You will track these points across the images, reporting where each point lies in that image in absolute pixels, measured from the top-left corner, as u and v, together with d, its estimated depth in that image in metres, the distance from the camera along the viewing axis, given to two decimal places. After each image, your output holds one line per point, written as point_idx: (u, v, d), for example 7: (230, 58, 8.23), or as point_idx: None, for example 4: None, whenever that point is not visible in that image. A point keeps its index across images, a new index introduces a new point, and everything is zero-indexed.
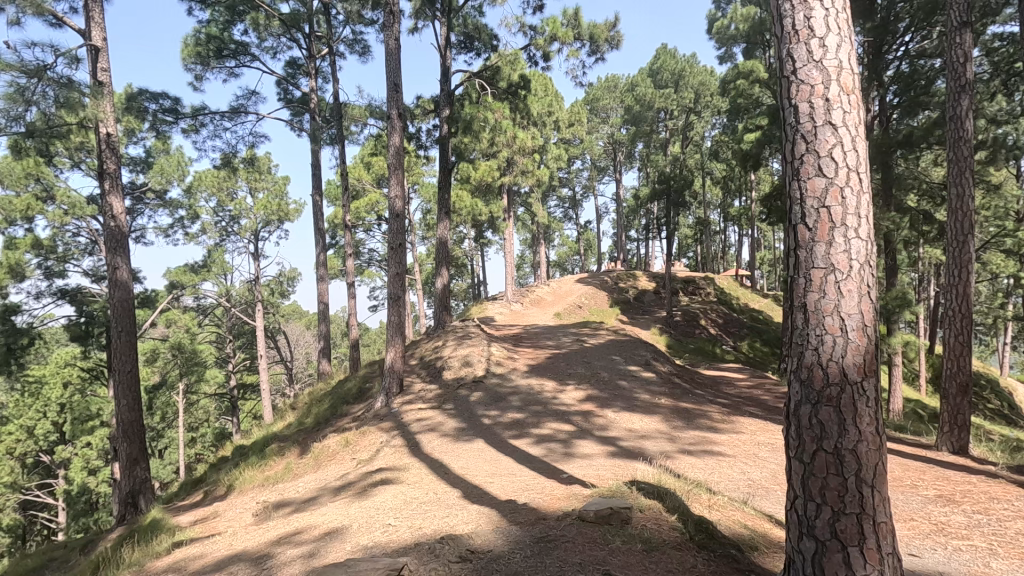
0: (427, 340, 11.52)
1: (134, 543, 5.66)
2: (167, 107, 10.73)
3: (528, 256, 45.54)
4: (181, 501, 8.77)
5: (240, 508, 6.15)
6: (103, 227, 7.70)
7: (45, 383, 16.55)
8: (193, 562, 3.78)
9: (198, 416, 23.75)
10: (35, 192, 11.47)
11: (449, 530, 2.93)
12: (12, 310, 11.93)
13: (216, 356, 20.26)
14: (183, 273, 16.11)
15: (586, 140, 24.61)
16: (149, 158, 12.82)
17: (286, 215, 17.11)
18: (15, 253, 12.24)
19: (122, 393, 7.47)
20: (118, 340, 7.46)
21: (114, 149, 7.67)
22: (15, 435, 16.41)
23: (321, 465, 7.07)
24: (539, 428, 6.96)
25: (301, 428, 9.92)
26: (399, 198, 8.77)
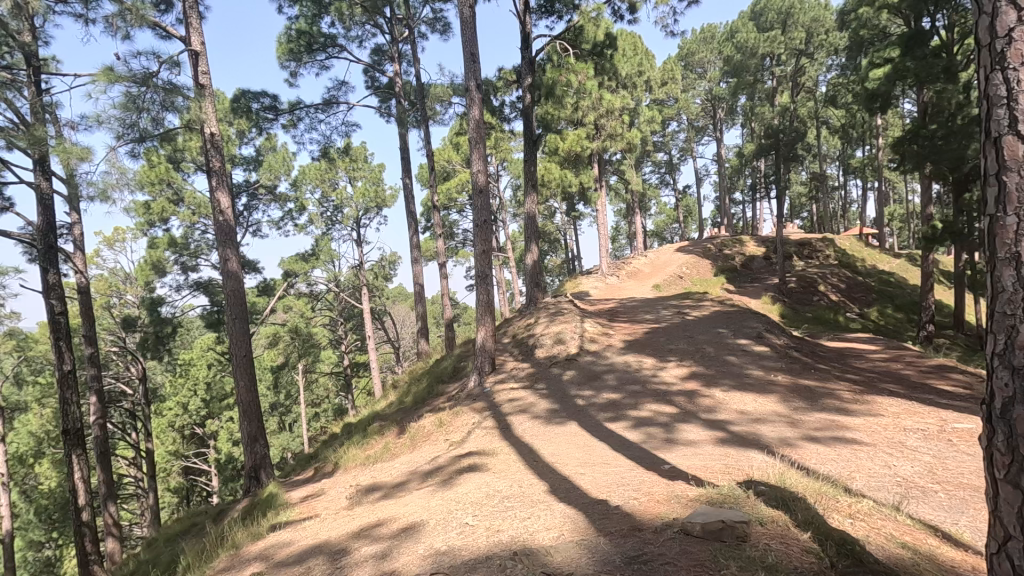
0: (519, 318, 11.25)
1: (248, 518, 5.97)
2: (268, 105, 11.17)
3: (623, 228, 44.06)
4: (297, 476, 9.26)
5: (341, 488, 6.31)
6: (213, 223, 8.00)
7: (193, 365, 18.38)
8: (284, 548, 4.20)
9: (318, 393, 25.68)
10: (168, 196, 12.28)
11: (526, 539, 2.76)
12: (157, 302, 13.02)
13: (329, 339, 21.58)
14: (295, 262, 16.97)
15: (681, 99, 22.81)
16: (259, 156, 13.47)
17: (383, 201, 17.53)
18: (156, 251, 13.21)
19: (238, 375, 7.83)
20: (233, 329, 7.80)
21: (218, 148, 7.90)
22: (173, 410, 18.48)
23: (417, 445, 7.08)
24: (638, 410, 6.43)
25: (402, 406, 10.13)
26: (482, 171, 8.42)
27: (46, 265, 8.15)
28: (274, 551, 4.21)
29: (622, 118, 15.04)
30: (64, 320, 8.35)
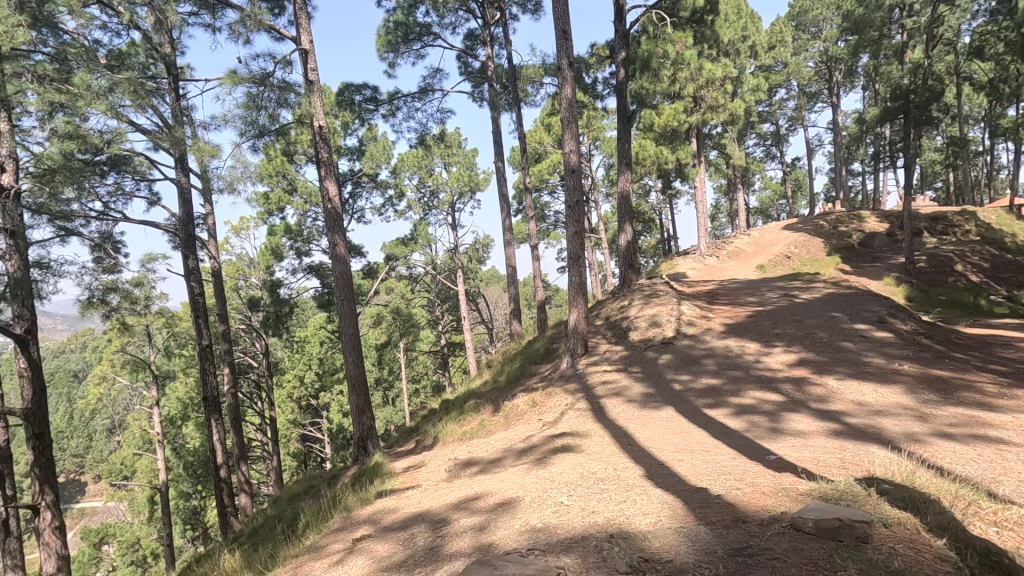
0: (613, 300, 11.07)
1: (358, 484, 6.47)
2: (369, 97, 11.73)
3: (724, 205, 41.62)
4: (400, 447, 9.84)
5: (440, 461, 6.64)
6: (323, 210, 8.58)
7: (308, 341, 20.04)
8: (390, 515, 4.50)
9: (418, 370, 27.00)
10: (283, 186, 13.33)
11: (622, 522, 2.74)
12: (277, 284, 14.26)
13: (428, 319, 22.55)
14: (396, 246, 17.78)
15: (792, 63, 20.96)
16: (362, 146, 14.21)
17: (477, 185, 17.86)
18: (275, 238, 14.45)
19: (347, 352, 8.40)
20: (341, 309, 8.36)
21: (326, 140, 8.42)
22: (291, 382, 20.32)
23: (511, 424, 7.25)
24: (740, 396, 6.11)
25: (496, 385, 10.40)
26: (574, 151, 8.30)
27: (187, 251, 9.21)
28: (381, 516, 4.53)
29: (724, 88, 14.11)
30: (203, 300, 9.41)
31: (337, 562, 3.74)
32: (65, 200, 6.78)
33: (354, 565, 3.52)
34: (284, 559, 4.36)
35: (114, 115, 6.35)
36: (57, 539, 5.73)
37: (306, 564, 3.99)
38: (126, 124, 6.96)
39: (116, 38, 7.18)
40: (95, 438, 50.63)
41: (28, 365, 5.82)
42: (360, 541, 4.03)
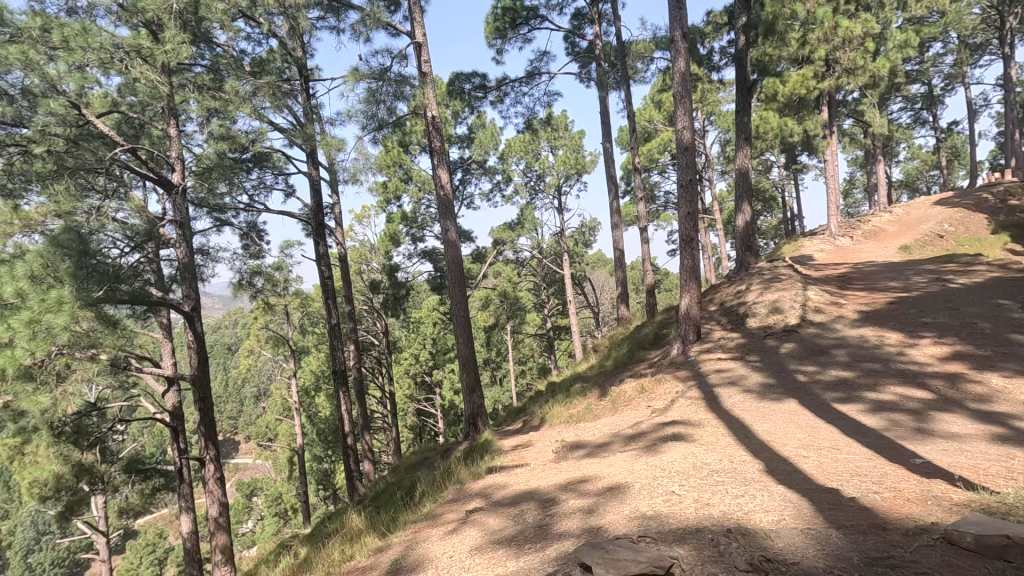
0: (729, 284, 10.44)
1: (470, 459, 6.77)
2: (478, 84, 11.97)
3: (860, 179, 37.29)
4: (508, 426, 10.12)
5: (547, 442, 6.74)
6: (435, 197, 8.95)
7: (422, 322, 21.18)
8: (500, 491, 4.67)
9: (524, 352, 27.48)
10: (400, 176, 14.08)
11: (741, 518, 2.61)
12: (395, 269, 15.17)
13: (534, 302, 22.80)
14: (503, 230, 18.10)
15: (951, 12, 18.09)
16: (471, 133, 14.57)
17: (584, 167, 17.59)
18: (393, 225, 15.36)
19: (458, 333, 8.74)
20: (453, 291, 8.71)
21: (438, 129, 8.74)
22: (408, 360, 21.65)
23: (618, 409, 7.17)
24: (877, 392, 5.51)
25: (603, 370, 10.30)
26: (688, 127, 7.88)
27: (317, 239, 10.10)
28: (492, 491, 4.72)
29: (864, 47, 12.56)
30: (331, 283, 10.28)
31: (452, 530, 3.97)
32: (219, 194, 7.71)
33: (468, 535, 3.72)
34: (405, 523, 4.72)
35: (258, 117, 7.08)
36: (219, 489, 6.68)
37: (424, 530, 4.27)
38: (267, 124, 7.72)
39: (257, 47, 7.97)
40: (246, 403, 57.88)
41: (194, 338, 6.75)
42: (473, 513, 4.23)
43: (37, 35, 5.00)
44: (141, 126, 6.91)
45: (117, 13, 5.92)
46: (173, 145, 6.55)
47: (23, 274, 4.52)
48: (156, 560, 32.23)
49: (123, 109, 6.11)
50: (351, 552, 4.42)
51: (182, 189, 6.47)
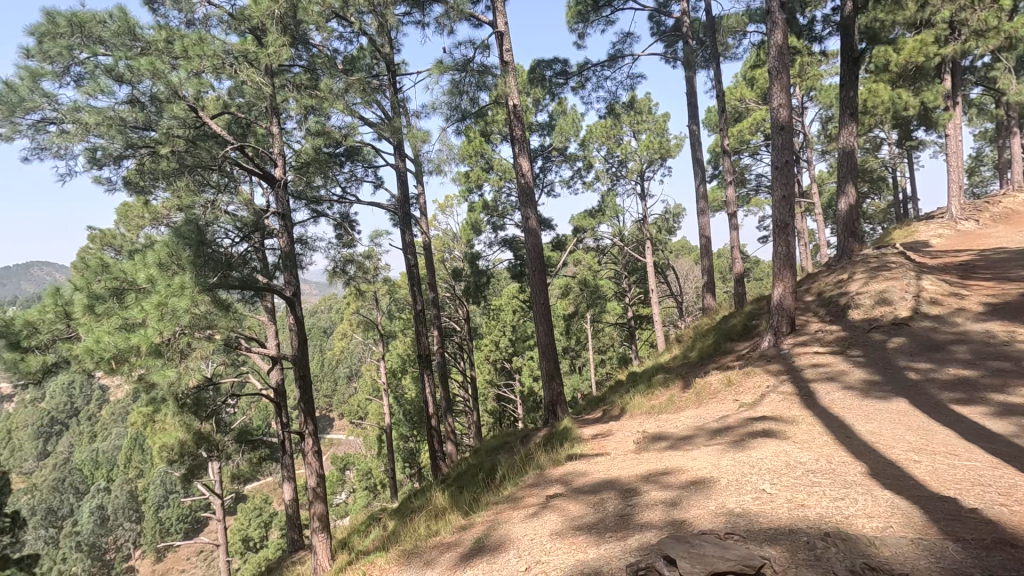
0: (828, 273, 9.69)
1: (549, 445, 6.83)
2: (559, 71, 11.84)
3: (990, 155, 33.03)
4: (587, 415, 10.08)
5: (628, 432, 6.66)
6: (516, 185, 8.99)
7: (503, 309, 21.47)
8: (579, 478, 4.69)
9: (604, 341, 27.12)
10: (482, 165, 14.28)
11: (840, 522, 2.45)
12: (476, 257, 15.46)
13: (615, 291, 22.39)
14: (584, 218, 17.86)
15: None
16: (552, 120, 14.45)
17: (669, 151, 16.93)
18: (474, 214, 15.62)
19: (538, 320, 8.76)
20: (533, 279, 8.74)
21: (520, 117, 8.76)
22: (488, 346, 22.10)
23: (703, 402, 6.92)
24: (1005, 394, 4.91)
25: (686, 361, 9.97)
26: (785, 105, 7.35)
27: (404, 228, 10.52)
28: (572, 478, 4.75)
29: (998, 5, 11.06)
30: (417, 271, 10.67)
31: (532, 514, 4.04)
32: (316, 186, 8.22)
33: (548, 519, 3.77)
34: (486, 504, 4.86)
35: (349, 113, 7.44)
36: (317, 461, 7.21)
37: (505, 512, 4.39)
38: (358, 119, 8.11)
39: (349, 45, 8.34)
40: (340, 383, 61.80)
41: (295, 321, 7.27)
42: (553, 498, 4.28)
43: (162, 48, 5.63)
44: (248, 126, 7.45)
45: (227, 22, 6.43)
46: (275, 142, 7.03)
47: (154, 262, 5.21)
48: (263, 523, 35.47)
49: (233, 111, 6.66)
50: (436, 528, 4.62)
51: (283, 183, 6.97)
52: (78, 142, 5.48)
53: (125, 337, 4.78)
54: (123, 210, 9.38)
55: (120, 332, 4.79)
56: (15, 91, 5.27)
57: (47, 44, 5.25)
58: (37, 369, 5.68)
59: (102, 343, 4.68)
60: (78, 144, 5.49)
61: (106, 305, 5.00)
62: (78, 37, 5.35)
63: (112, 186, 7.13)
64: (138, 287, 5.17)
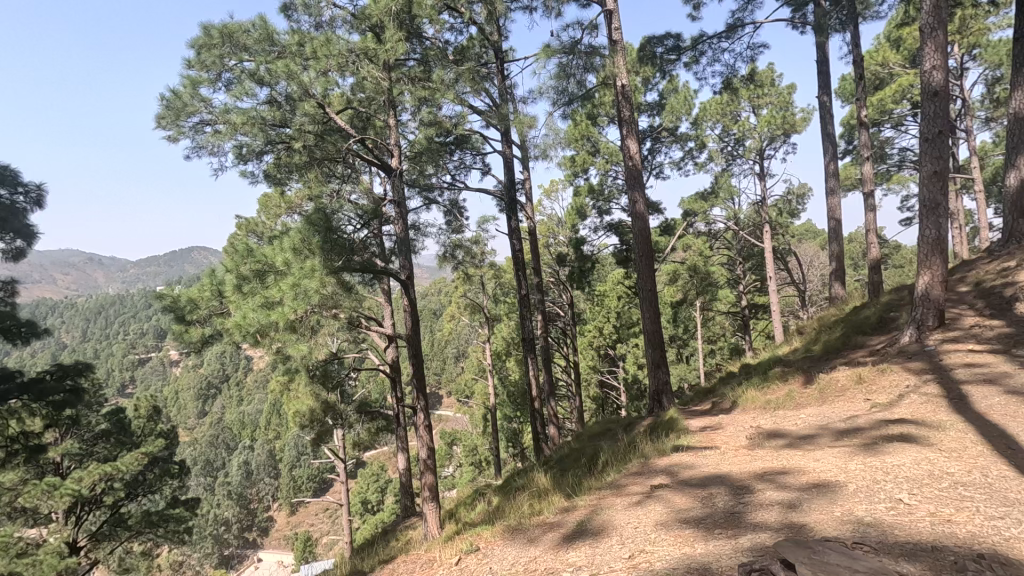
0: (990, 260, 8.40)
1: (654, 435, 6.68)
2: (671, 46, 11.27)
3: None
4: (695, 406, 9.70)
5: (740, 427, 6.31)
6: (624, 169, 8.74)
7: (607, 295, 21.11)
8: (686, 470, 4.55)
9: (715, 330, 25.74)
10: (587, 149, 14.05)
11: (997, 544, 2.16)
12: (581, 242, 15.32)
13: (728, 278, 21.11)
14: (695, 201, 16.94)
15: None
16: (662, 99, 13.82)
17: (794, 126, 15.49)
18: (580, 199, 15.41)
19: (644, 307, 8.47)
20: (639, 264, 8.48)
21: (628, 98, 8.48)
22: (591, 332, 21.93)
23: (828, 400, 6.37)
24: None
25: (809, 354, 9.20)
26: (938, 68, 6.42)
27: (510, 214, 10.70)
28: (678, 470, 4.62)
29: None
30: (522, 256, 10.82)
31: (636, 503, 3.99)
32: (428, 174, 8.60)
33: (653, 509, 3.71)
34: (588, 489, 4.87)
35: (459, 102, 7.69)
36: (428, 435, 7.64)
37: (608, 498, 4.39)
38: (467, 108, 8.34)
39: (459, 36, 8.56)
40: (448, 363, 64.77)
41: (409, 302, 7.68)
42: (658, 489, 4.20)
43: (295, 50, 6.16)
44: (368, 119, 7.94)
45: (350, 22, 6.87)
46: (391, 134, 7.41)
47: (290, 247, 5.71)
48: (380, 488, 38.58)
49: (355, 105, 7.12)
50: (539, 508, 4.72)
51: (398, 172, 7.37)
52: (228, 140, 6.20)
53: (265, 313, 5.41)
54: (264, 200, 10.48)
55: (261, 309, 5.43)
56: (178, 98, 6.04)
57: (205, 54, 5.98)
58: (197, 339, 6.74)
59: (248, 319, 5.39)
60: (228, 142, 6.20)
61: (251, 285, 5.77)
62: (228, 46, 6.04)
63: (255, 179, 7.96)
64: (276, 270, 5.79)
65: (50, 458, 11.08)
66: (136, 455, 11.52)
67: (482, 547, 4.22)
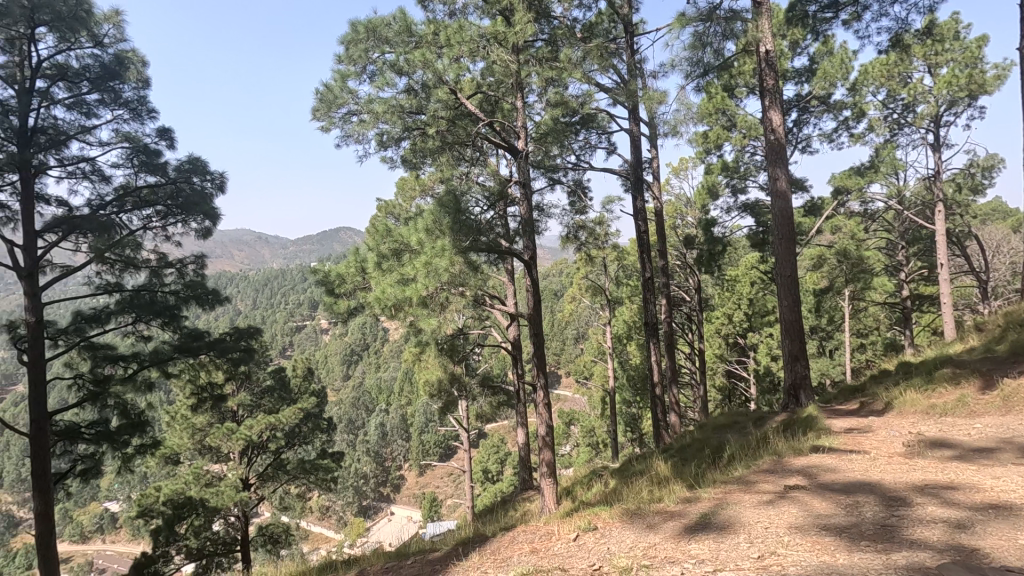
0: None
1: (789, 432, 6.19)
2: (826, 3, 10.02)
3: None
4: (839, 405, 8.80)
5: (894, 431, 5.63)
6: (764, 144, 8.00)
7: (739, 281, 19.71)
8: (827, 473, 4.19)
9: (867, 323, 22.95)
10: (722, 123, 13.12)
11: None
12: (711, 223, 14.42)
13: (886, 264, 18.62)
14: (847, 177, 15.08)
15: None
16: (813, 64, 12.42)
17: (983, 86, 13.05)
18: (712, 177, 14.41)
19: (782, 294, 7.78)
20: (778, 248, 7.78)
21: (772, 65, 7.75)
22: (720, 319, 20.72)
23: (1013, 410, 5.44)
24: None
25: (989, 355, 7.88)
26: None
27: (636, 193, 10.38)
28: (817, 472, 4.25)
29: None
30: (647, 237, 10.47)
31: (767, 502, 3.76)
32: (553, 155, 8.62)
33: (787, 511, 3.47)
34: (713, 481, 4.67)
35: (586, 81, 7.59)
36: (546, 413, 7.81)
37: (735, 493, 4.18)
38: (594, 86, 8.18)
39: (588, 13, 8.40)
40: (568, 343, 65.17)
41: (531, 282, 7.80)
42: (792, 489, 3.91)
43: (430, 40, 6.45)
44: (496, 103, 8.10)
45: (481, 7, 7.03)
46: (519, 116, 7.49)
47: (423, 228, 6.08)
48: (499, 459, 40.31)
49: (485, 89, 7.30)
50: (660, 495, 4.64)
51: (525, 153, 7.45)
52: (371, 129, 6.72)
53: (401, 289, 5.88)
54: (401, 183, 11.24)
55: (398, 285, 5.94)
56: (330, 91, 6.65)
57: (352, 49, 6.51)
58: (344, 310, 7.50)
59: (387, 294, 5.93)
60: (371, 130, 6.72)
61: (390, 262, 6.29)
62: (372, 40, 6.50)
63: (393, 164, 8.57)
64: (411, 249, 6.23)
65: (230, 406, 13.11)
66: (294, 410, 13.23)
67: (600, 527, 4.26)
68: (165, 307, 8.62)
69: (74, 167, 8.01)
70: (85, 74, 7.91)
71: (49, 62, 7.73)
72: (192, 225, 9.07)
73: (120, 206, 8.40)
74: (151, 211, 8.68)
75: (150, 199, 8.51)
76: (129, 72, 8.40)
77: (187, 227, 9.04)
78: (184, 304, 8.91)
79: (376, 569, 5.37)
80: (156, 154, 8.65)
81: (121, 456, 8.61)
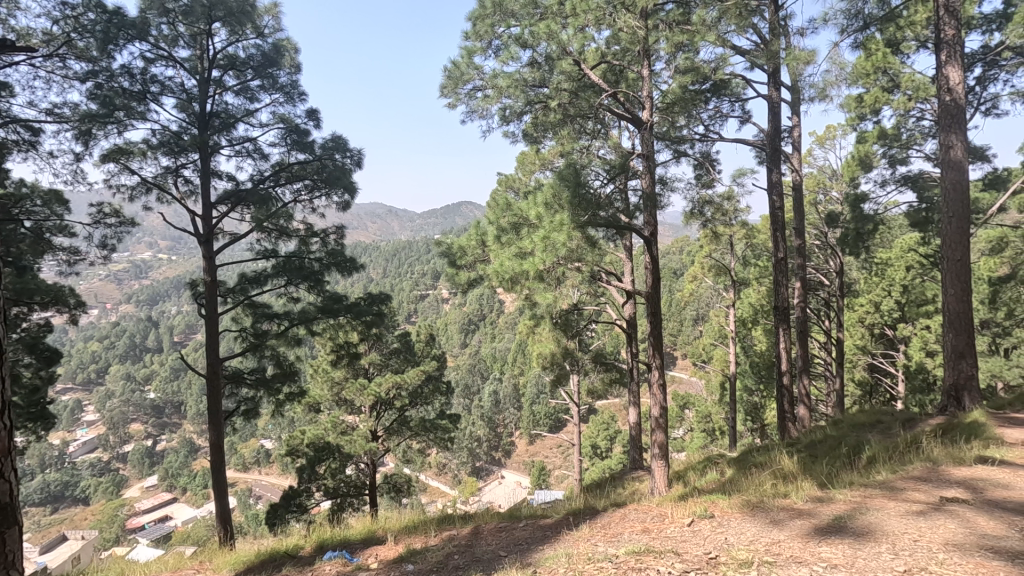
0: None
1: (948, 438, 5.42)
2: None
3: None
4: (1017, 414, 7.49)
5: None
6: (937, 106, 6.83)
7: (891, 265, 17.39)
8: (995, 489, 3.67)
9: None
10: (882, 84, 11.52)
11: None
12: (862, 199, 12.79)
13: None
14: None
15: None
16: (1009, 8, 10.38)
17: None
18: (865, 145, 12.70)
19: (947, 282, 6.75)
20: (947, 227, 6.69)
21: (953, 12, 6.53)
22: (865, 306, 18.50)
23: None
24: None
25: None
26: None
27: (772, 166, 9.50)
28: (984, 487, 3.72)
29: None
30: (782, 213, 9.55)
31: (917, 512, 3.36)
32: (678, 126, 8.20)
33: (943, 526, 3.08)
34: (850, 483, 4.28)
35: (721, 43, 7.04)
36: (660, 394, 7.54)
37: (876, 498, 3.80)
38: (730, 48, 7.56)
39: None
40: (686, 325, 62.52)
41: (650, 258, 7.46)
42: (950, 502, 3.46)
43: (555, 10, 6.32)
44: (621, 73, 7.76)
45: None
46: (645, 85, 7.09)
47: (542, 203, 6.05)
48: (609, 436, 40.08)
49: (610, 58, 7.03)
50: (785, 491, 4.34)
51: (649, 125, 7.09)
52: (495, 104, 6.84)
53: (519, 262, 6.01)
54: (522, 157, 11.33)
55: (515, 259, 6.05)
56: (457, 68, 6.83)
57: (479, 24, 6.62)
58: (464, 281, 7.79)
59: (505, 267, 6.10)
60: (495, 105, 6.85)
61: (509, 235, 6.40)
62: (498, 15, 6.58)
63: (515, 138, 8.67)
64: (530, 224, 6.27)
65: (363, 363, 14.39)
66: (416, 372, 14.16)
67: (717, 515, 4.10)
68: (311, 272, 9.61)
69: (240, 146, 9.07)
70: (249, 62, 8.90)
71: (222, 53, 8.78)
72: (334, 198, 9.84)
73: (275, 180, 9.40)
74: (301, 185, 9.58)
75: (300, 173, 9.42)
76: (285, 58, 9.26)
77: (330, 200, 9.82)
78: (326, 270, 9.82)
79: (491, 527, 5.67)
80: (305, 133, 9.50)
81: (275, 401, 9.78)
